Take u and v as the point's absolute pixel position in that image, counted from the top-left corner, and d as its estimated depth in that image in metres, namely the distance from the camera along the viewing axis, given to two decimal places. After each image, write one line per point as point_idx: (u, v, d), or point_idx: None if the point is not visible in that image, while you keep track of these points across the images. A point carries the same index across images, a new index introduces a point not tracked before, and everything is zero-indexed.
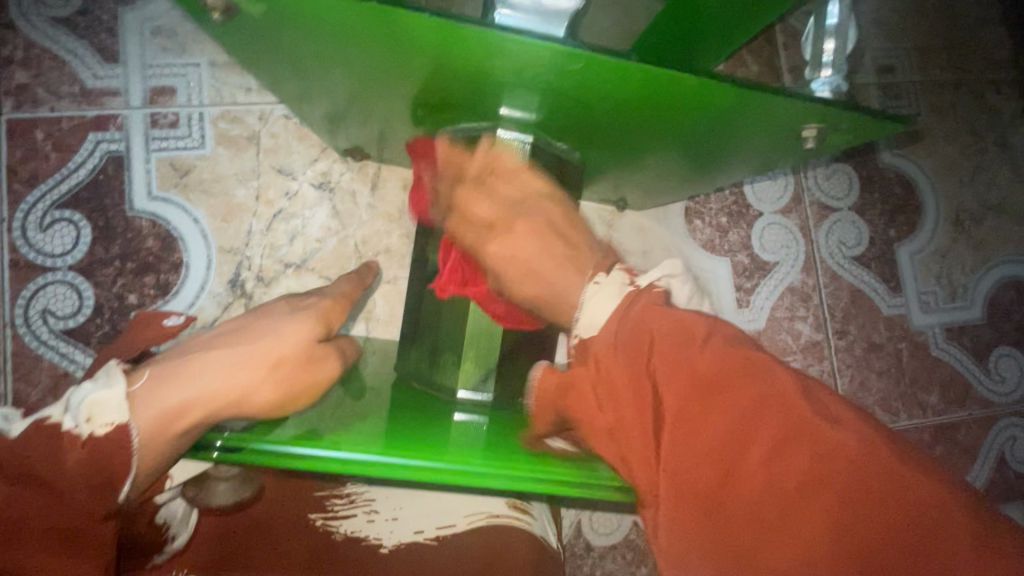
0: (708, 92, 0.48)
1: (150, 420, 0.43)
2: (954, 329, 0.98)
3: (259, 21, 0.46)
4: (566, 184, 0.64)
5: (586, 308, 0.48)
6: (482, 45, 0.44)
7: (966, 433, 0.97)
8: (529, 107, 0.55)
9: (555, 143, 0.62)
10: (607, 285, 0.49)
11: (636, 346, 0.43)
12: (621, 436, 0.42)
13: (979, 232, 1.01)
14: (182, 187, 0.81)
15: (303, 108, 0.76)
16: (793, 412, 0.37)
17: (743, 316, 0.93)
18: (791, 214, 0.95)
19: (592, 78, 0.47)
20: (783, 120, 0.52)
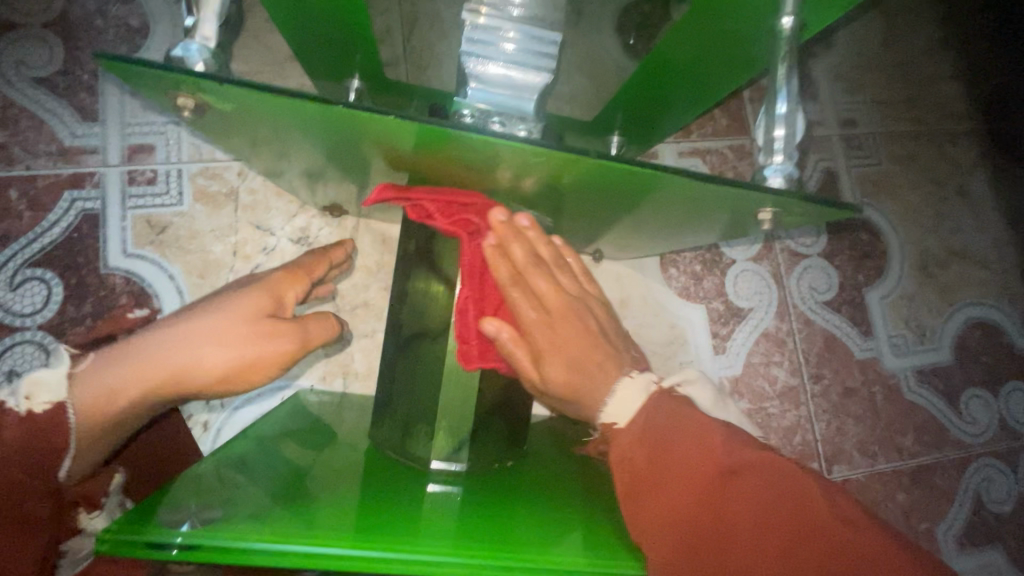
0: (663, 181, 0.52)
1: (86, 399, 0.49)
2: (925, 372, 1.01)
3: (229, 111, 0.51)
4: None
5: (614, 399, 0.53)
6: (443, 137, 0.49)
7: (942, 475, 0.98)
8: (499, 182, 0.57)
9: (529, 211, 0.64)
10: (638, 381, 0.54)
11: (668, 428, 0.49)
12: (642, 515, 0.48)
13: (943, 276, 1.05)
14: (158, 244, 0.81)
15: (282, 167, 0.77)
16: (795, 495, 0.44)
17: (720, 362, 0.95)
18: (763, 261, 0.98)
19: (554, 166, 0.51)
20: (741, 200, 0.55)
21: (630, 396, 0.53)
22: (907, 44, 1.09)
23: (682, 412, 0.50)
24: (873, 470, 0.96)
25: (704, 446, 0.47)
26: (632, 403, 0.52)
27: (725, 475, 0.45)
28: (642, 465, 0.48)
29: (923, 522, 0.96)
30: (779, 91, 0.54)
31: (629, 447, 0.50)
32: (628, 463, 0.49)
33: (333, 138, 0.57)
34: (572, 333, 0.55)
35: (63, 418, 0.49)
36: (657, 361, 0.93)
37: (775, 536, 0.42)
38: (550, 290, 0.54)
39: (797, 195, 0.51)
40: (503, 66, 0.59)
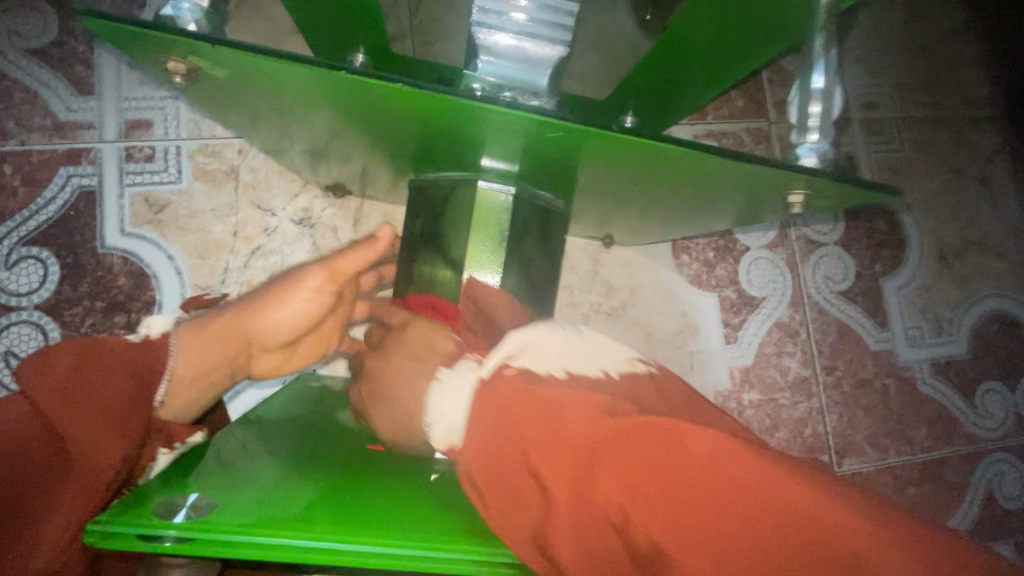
0: (687, 157, 0.49)
1: (184, 337, 0.56)
2: (940, 364, 0.98)
3: (223, 80, 0.47)
4: (550, 232, 0.63)
5: (434, 417, 0.48)
6: (458, 109, 0.46)
7: (954, 469, 0.96)
8: (512, 159, 0.54)
9: (542, 193, 0.61)
10: (451, 382, 0.48)
11: (505, 429, 0.42)
12: (529, 527, 0.41)
13: (961, 267, 1.01)
14: (156, 223, 0.79)
15: (281, 144, 0.74)
16: (667, 456, 0.37)
17: (731, 352, 0.92)
18: (777, 249, 0.95)
19: (574, 143, 0.49)
20: (761, 180, 0.53)
21: (454, 405, 0.46)
22: (932, 25, 1.04)
23: (511, 401, 0.43)
24: (885, 463, 0.94)
25: (548, 438, 0.41)
26: (456, 409, 0.46)
27: (582, 452, 0.39)
28: (512, 472, 0.42)
29: (934, 516, 0.94)
30: (815, 63, 0.49)
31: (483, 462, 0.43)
32: (496, 472, 0.42)
33: (334, 112, 0.53)
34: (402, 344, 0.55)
35: (161, 350, 0.54)
36: (665, 350, 0.91)
37: (659, 513, 0.36)
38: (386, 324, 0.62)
39: (824, 172, 0.48)
40: (516, 37, 0.55)
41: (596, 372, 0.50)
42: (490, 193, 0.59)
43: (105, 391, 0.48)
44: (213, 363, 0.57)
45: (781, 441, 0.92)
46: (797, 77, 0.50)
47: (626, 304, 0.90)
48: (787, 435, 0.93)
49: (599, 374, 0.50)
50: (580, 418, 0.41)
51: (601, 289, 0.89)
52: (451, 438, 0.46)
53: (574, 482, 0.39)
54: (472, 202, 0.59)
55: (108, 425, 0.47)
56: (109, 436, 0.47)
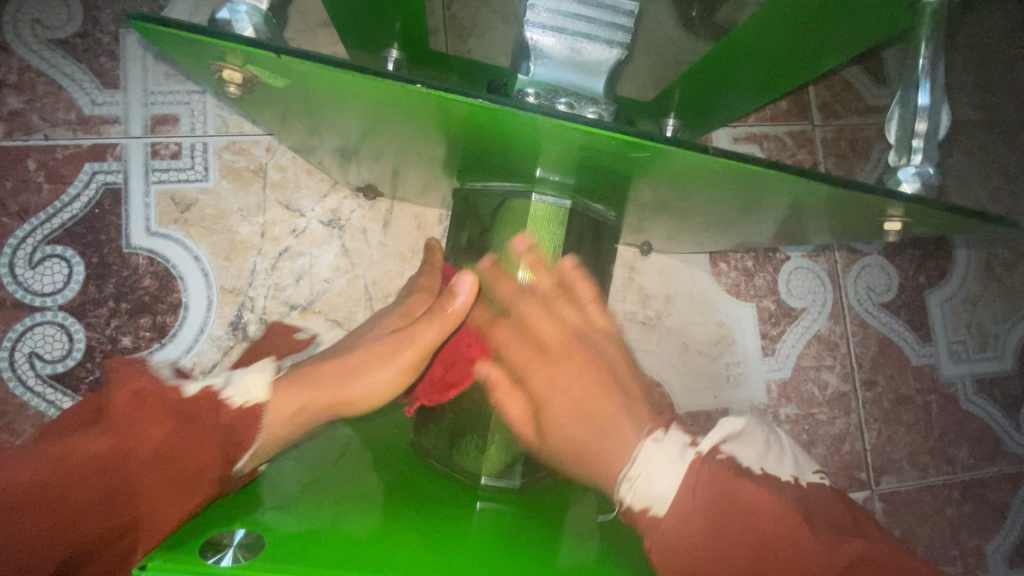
0: (763, 175, 0.47)
1: (281, 409, 0.54)
2: (985, 381, 0.95)
3: (271, 79, 0.44)
4: (601, 246, 0.60)
5: (645, 472, 0.48)
6: (529, 124, 0.44)
7: (996, 490, 0.93)
8: (568, 175, 0.51)
9: (594, 206, 0.57)
10: (665, 446, 0.50)
11: (718, 518, 0.45)
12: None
13: (1011, 280, 0.97)
14: (182, 223, 0.77)
15: (314, 144, 0.71)
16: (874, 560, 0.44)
17: (768, 365, 0.89)
18: (819, 259, 0.92)
19: (650, 162, 0.47)
20: (826, 196, 0.50)
21: (660, 473, 0.48)
22: (989, 23, 0.99)
23: (723, 485, 0.46)
24: (923, 483, 0.91)
25: (740, 544, 0.44)
26: (668, 472, 0.48)
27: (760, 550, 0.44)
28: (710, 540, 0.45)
29: (971, 538, 0.92)
30: (922, 82, 0.54)
31: (676, 545, 0.45)
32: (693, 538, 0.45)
33: (382, 117, 0.51)
34: (574, 371, 0.54)
35: (257, 421, 0.52)
36: (700, 361, 0.88)
37: None
38: (554, 326, 0.55)
39: (891, 194, 0.47)
40: (569, 38, 0.52)
41: (790, 478, 0.50)
42: (546, 207, 0.55)
43: (194, 454, 0.47)
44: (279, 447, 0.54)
45: (819, 458, 0.89)
46: (901, 92, 0.56)
47: (662, 313, 0.87)
48: (823, 452, 0.90)
49: (795, 481, 0.50)
50: (790, 532, 0.44)
51: (636, 297, 0.87)
52: (652, 502, 0.47)
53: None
54: (524, 214, 0.55)
55: (183, 484, 0.46)
56: (178, 492, 0.45)
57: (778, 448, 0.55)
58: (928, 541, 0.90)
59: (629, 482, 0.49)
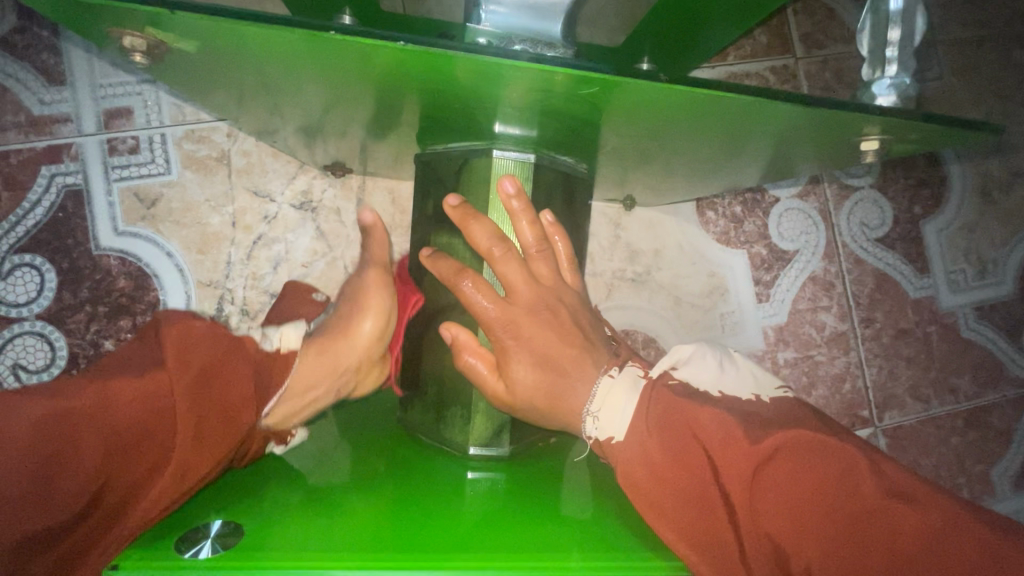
0: (732, 103, 0.43)
1: (302, 360, 0.52)
2: (985, 307, 0.93)
3: (201, 32, 0.41)
4: (576, 202, 0.55)
5: (603, 408, 0.47)
6: (471, 68, 0.40)
7: (1000, 415, 0.92)
8: (528, 123, 0.47)
9: (562, 157, 0.54)
10: (621, 379, 0.48)
11: (681, 448, 0.43)
12: (685, 512, 0.42)
13: (1008, 202, 0.94)
14: (150, 219, 0.75)
15: (274, 123, 0.68)
16: (846, 464, 0.40)
17: (764, 311, 0.88)
18: (809, 197, 0.89)
19: (608, 98, 0.43)
20: (811, 119, 0.46)
21: (619, 408, 0.47)
22: None
23: (679, 412, 0.45)
24: (926, 414, 0.91)
25: (695, 467, 0.42)
26: (625, 406, 0.47)
27: (707, 466, 0.42)
28: (670, 472, 0.43)
29: (977, 464, 0.91)
30: None
31: (645, 484, 0.43)
32: (658, 477, 0.43)
33: (330, 82, 0.48)
34: (546, 332, 0.47)
35: (287, 363, 0.52)
36: (694, 313, 0.87)
37: (827, 509, 0.38)
38: (524, 278, 0.47)
39: (874, 108, 0.44)
40: None
41: (749, 395, 0.49)
42: (507, 163, 0.51)
43: (238, 387, 0.47)
44: (313, 387, 0.53)
45: (820, 399, 0.89)
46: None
47: (651, 268, 0.85)
48: (824, 393, 0.89)
49: (756, 399, 0.49)
50: (732, 441, 0.42)
51: (623, 254, 0.85)
52: (614, 432, 0.46)
53: (691, 501, 0.42)
54: (486, 175, 0.51)
55: (227, 418, 0.46)
56: (225, 423, 0.46)
57: (734, 364, 0.52)
58: (934, 472, 0.90)
59: (593, 421, 0.47)
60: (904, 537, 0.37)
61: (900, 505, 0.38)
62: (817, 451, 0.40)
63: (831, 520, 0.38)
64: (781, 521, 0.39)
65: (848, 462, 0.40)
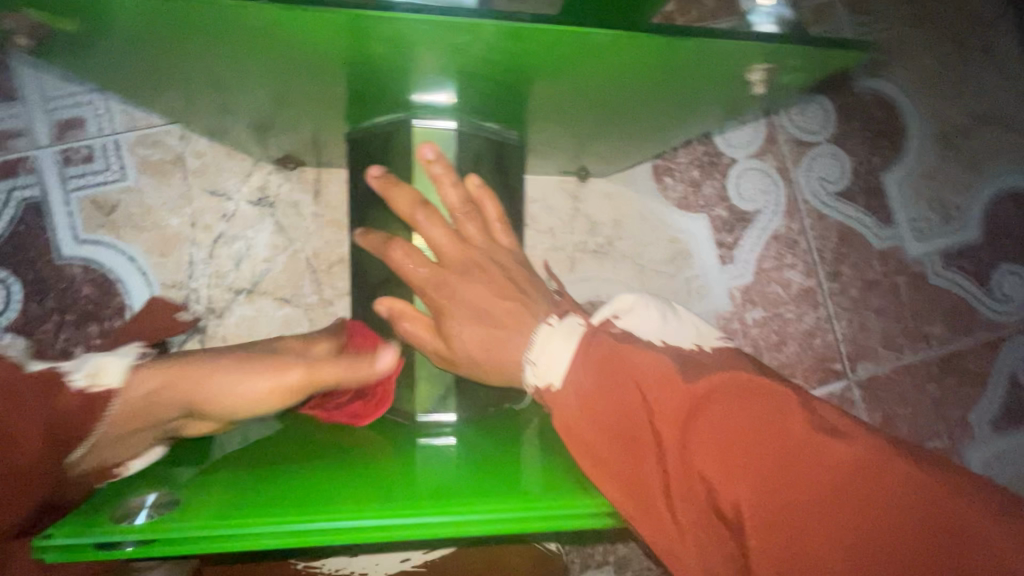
0: (648, 46, 0.42)
1: (124, 406, 0.43)
2: (953, 254, 0.93)
3: (113, 23, 0.42)
4: (505, 167, 0.58)
5: (540, 356, 0.46)
6: (369, 29, 0.39)
7: (975, 360, 0.92)
8: (449, 86, 0.48)
9: (486, 123, 0.55)
10: (561, 327, 0.47)
11: (614, 391, 0.43)
12: (615, 451, 0.43)
13: (968, 146, 0.94)
14: (110, 226, 0.76)
15: (222, 122, 0.69)
16: (777, 403, 0.40)
17: (729, 273, 0.88)
18: (766, 157, 0.90)
19: (519, 49, 0.42)
20: (665, 51, 0.43)
21: (557, 354, 0.46)
22: None
23: (615, 356, 0.44)
24: (900, 363, 0.91)
25: (630, 409, 0.43)
26: (562, 355, 0.45)
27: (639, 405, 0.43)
28: (601, 412, 0.43)
29: (956, 409, 0.91)
30: None
31: (576, 427, 0.44)
32: (592, 419, 0.44)
33: (250, 69, 0.48)
34: (479, 292, 0.48)
35: (98, 411, 0.42)
36: (659, 280, 0.87)
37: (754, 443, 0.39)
38: (449, 239, 0.48)
39: (717, 30, 0.41)
40: None
41: (691, 346, 0.48)
42: (431, 132, 0.52)
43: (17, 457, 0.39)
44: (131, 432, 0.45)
45: (792, 356, 0.89)
46: None
47: (613, 239, 0.86)
48: (797, 350, 0.89)
49: (697, 349, 0.48)
50: (664, 380, 0.42)
51: (584, 227, 0.85)
52: (551, 379, 0.45)
53: (623, 444, 0.43)
54: (409, 145, 0.52)
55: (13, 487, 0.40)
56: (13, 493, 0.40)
57: (677, 316, 0.52)
58: (912, 421, 0.90)
59: (530, 368, 0.46)
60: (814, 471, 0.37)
61: (825, 438, 0.38)
62: (748, 393, 0.41)
63: (754, 452, 0.39)
64: (707, 459, 0.39)
65: (777, 401, 0.40)
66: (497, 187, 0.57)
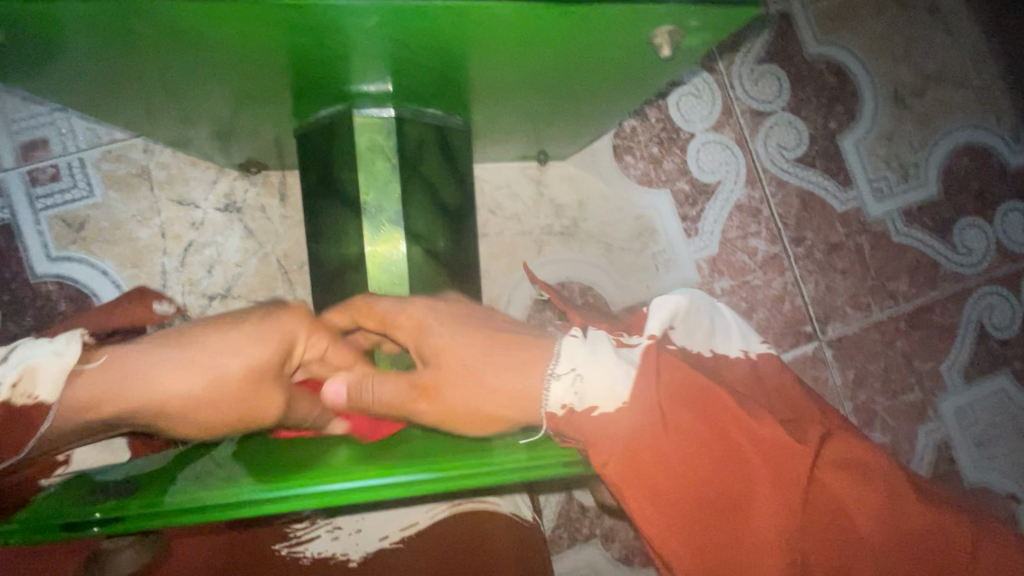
0: (572, 19, 0.43)
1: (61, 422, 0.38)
2: (913, 211, 0.95)
3: (54, 38, 0.43)
4: (451, 152, 0.60)
5: (584, 373, 0.43)
6: (295, 17, 0.40)
7: (942, 313, 0.94)
8: (383, 75, 0.49)
9: (428, 110, 0.57)
10: (588, 343, 0.46)
11: (715, 462, 0.42)
12: (711, 523, 0.42)
13: (921, 105, 0.96)
14: (81, 242, 0.77)
15: (182, 132, 0.70)
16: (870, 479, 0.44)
17: (694, 246, 0.90)
18: (724, 129, 0.91)
19: (444, 27, 0.43)
20: (558, 20, 0.43)
21: (598, 369, 0.43)
22: None
23: (717, 419, 0.43)
24: (869, 321, 0.93)
25: (733, 478, 0.42)
26: (609, 375, 0.43)
27: (741, 473, 0.42)
28: (702, 480, 0.42)
29: (926, 362, 0.93)
30: None
31: (670, 498, 0.42)
32: (689, 488, 0.42)
33: (192, 75, 0.50)
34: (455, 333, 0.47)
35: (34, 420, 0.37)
36: (627, 257, 0.89)
37: (850, 518, 0.42)
38: None
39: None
40: None
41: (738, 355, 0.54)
42: (368, 121, 0.54)
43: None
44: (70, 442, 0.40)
45: (762, 322, 0.91)
46: None
47: (578, 220, 0.88)
48: (766, 316, 0.91)
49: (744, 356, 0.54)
50: (776, 451, 0.42)
51: (549, 210, 0.87)
52: (596, 402, 0.43)
53: (726, 522, 0.42)
54: (353, 137, 0.54)
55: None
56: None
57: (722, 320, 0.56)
58: (884, 376, 0.92)
59: (561, 390, 0.43)
60: (872, 530, 0.42)
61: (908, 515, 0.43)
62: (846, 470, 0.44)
63: (849, 526, 0.42)
64: (812, 542, 0.42)
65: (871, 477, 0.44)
66: (445, 172, 0.59)
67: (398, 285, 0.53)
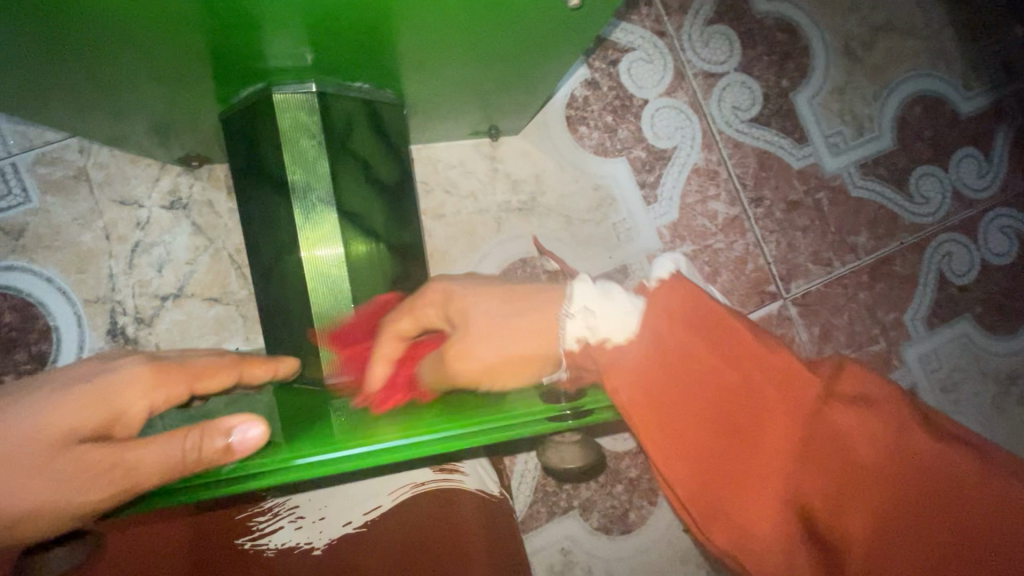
0: None
1: None
2: (869, 164, 0.95)
3: None
4: (383, 127, 0.59)
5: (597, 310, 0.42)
6: None
7: (902, 263, 0.95)
8: (298, 49, 0.47)
9: (353, 84, 0.55)
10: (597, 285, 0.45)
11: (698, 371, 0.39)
12: (699, 436, 0.39)
13: (872, 58, 0.96)
14: (21, 250, 0.74)
15: (112, 129, 0.67)
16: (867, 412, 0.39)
17: (654, 212, 0.90)
18: (677, 93, 0.91)
19: None
20: None
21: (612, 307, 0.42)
22: None
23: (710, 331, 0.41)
24: (831, 276, 0.93)
25: (706, 380, 0.39)
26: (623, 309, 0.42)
27: (737, 385, 0.39)
28: (694, 387, 0.39)
29: (890, 312, 0.95)
30: None
31: (658, 402, 0.39)
32: (678, 399, 0.39)
33: (102, 67, 0.48)
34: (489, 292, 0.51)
35: None
36: (587, 229, 0.88)
37: (850, 447, 0.37)
38: None
39: None
40: None
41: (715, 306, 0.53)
42: (289, 99, 0.52)
43: None
44: None
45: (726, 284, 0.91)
46: None
47: (535, 194, 0.87)
48: (730, 278, 0.91)
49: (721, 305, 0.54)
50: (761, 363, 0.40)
51: (505, 185, 0.86)
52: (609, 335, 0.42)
53: (717, 432, 0.38)
54: (277, 118, 0.52)
55: None
56: None
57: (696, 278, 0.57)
58: (849, 329, 0.93)
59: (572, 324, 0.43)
60: (867, 452, 0.37)
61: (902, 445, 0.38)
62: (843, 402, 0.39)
63: (849, 458, 0.37)
64: (815, 465, 0.37)
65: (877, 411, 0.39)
66: (379, 148, 0.58)
67: (334, 271, 0.54)
